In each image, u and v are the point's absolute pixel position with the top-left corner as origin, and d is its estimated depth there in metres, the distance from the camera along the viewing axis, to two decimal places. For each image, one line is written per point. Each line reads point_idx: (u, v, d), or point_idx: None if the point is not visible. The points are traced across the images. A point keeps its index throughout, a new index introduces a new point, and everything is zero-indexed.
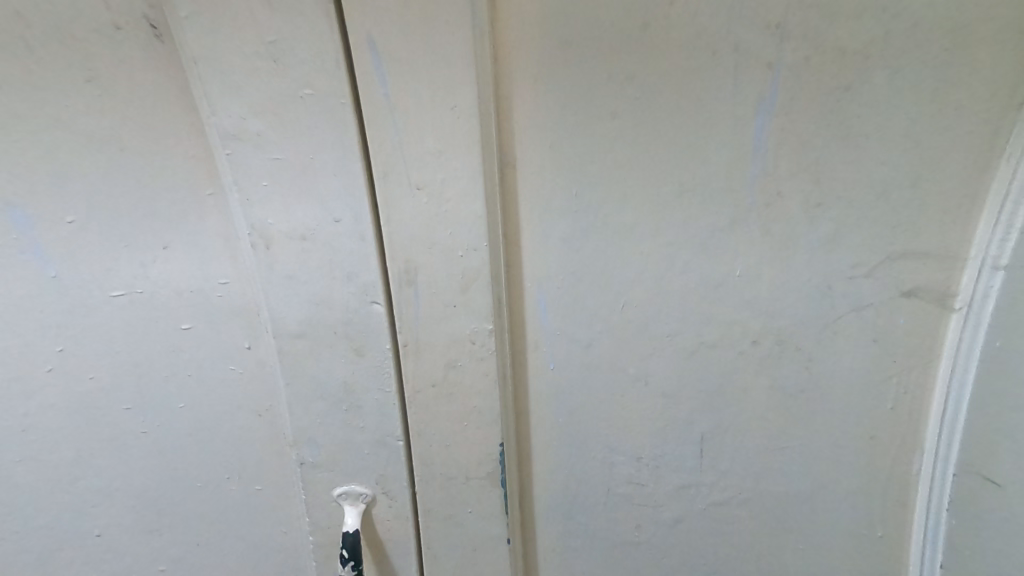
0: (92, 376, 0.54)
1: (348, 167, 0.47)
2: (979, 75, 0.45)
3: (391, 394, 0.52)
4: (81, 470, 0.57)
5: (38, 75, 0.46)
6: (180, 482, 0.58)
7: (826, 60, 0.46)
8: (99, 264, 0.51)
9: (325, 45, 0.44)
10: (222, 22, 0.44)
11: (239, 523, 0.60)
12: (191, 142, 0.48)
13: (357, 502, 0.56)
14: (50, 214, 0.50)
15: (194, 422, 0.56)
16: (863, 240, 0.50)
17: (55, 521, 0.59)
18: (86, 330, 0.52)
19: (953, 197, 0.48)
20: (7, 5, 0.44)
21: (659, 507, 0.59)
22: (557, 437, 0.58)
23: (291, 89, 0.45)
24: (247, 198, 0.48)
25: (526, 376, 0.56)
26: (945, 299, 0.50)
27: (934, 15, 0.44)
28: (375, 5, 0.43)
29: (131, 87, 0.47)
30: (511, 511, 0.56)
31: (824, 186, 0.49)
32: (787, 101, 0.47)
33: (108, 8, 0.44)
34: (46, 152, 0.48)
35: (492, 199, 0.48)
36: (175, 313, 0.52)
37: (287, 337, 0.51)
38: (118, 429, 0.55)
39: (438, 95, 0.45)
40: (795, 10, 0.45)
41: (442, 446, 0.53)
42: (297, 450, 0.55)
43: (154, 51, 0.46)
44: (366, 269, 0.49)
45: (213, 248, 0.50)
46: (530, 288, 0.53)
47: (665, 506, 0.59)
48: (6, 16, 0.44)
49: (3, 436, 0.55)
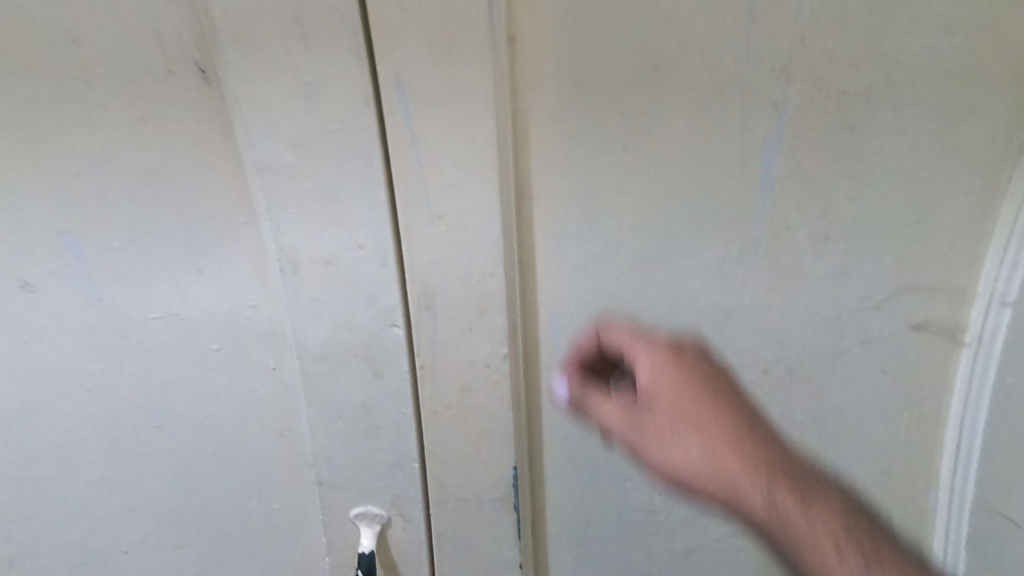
0: (128, 396, 0.57)
1: (373, 196, 0.49)
2: (980, 118, 0.48)
3: (409, 416, 0.54)
4: (113, 486, 0.60)
5: (96, 114, 0.50)
6: (205, 501, 0.61)
7: (829, 101, 0.49)
8: (138, 288, 0.54)
9: (355, 82, 0.47)
10: (263, 63, 0.47)
11: (257, 544, 0.63)
12: (229, 174, 0.51)
13: (373, 523, 0.58)
14: (97, 241, 0.53)
15: (220, 443, 0.58)
16: (871, 273, 0.53)
17: (85, 537, 0.62)
18: (125, 351, 0.56)
19: (956, 230, 0.51)
20: (74, 55, 0.48)
21: (674, 536, 0.59)
22: (562, 471, 0.58)
23: (322, 124, 0.48)
24: (278, 225, 0.51)
25: (539, 408, 0.57)
26: (955, 334, 0.53)
27: (934, 59, 0.47)
28: (403, 49, 0.46)
29: (179, 124, 0.50)
30: (523, 535, 0.58)
31: (830, 220, 0.52)
32: (794, 138, 0.50)
33: (161, 54, 0.48)
34: (96, 180, 0.52)
35: (509, 228, 0.51)
36: (206, 335, 0.55)
37: (311, 358, 0.53)
38: (149, 448, 0.59)
39: (459, 129, 0.48)
40: (798, 55, 0.48)
41: (457, 468, 0.56)
42: (317, 470, 0.57)
43: (201, 92, 0.49)
44: (387, 293, 0.51)
45: (245, 273, 0.53)
46: (544, 312, 0.56)
47: (680, 537, 0.59)
48: (73, 65, 0.49)
49: (44, 452, 0.59)
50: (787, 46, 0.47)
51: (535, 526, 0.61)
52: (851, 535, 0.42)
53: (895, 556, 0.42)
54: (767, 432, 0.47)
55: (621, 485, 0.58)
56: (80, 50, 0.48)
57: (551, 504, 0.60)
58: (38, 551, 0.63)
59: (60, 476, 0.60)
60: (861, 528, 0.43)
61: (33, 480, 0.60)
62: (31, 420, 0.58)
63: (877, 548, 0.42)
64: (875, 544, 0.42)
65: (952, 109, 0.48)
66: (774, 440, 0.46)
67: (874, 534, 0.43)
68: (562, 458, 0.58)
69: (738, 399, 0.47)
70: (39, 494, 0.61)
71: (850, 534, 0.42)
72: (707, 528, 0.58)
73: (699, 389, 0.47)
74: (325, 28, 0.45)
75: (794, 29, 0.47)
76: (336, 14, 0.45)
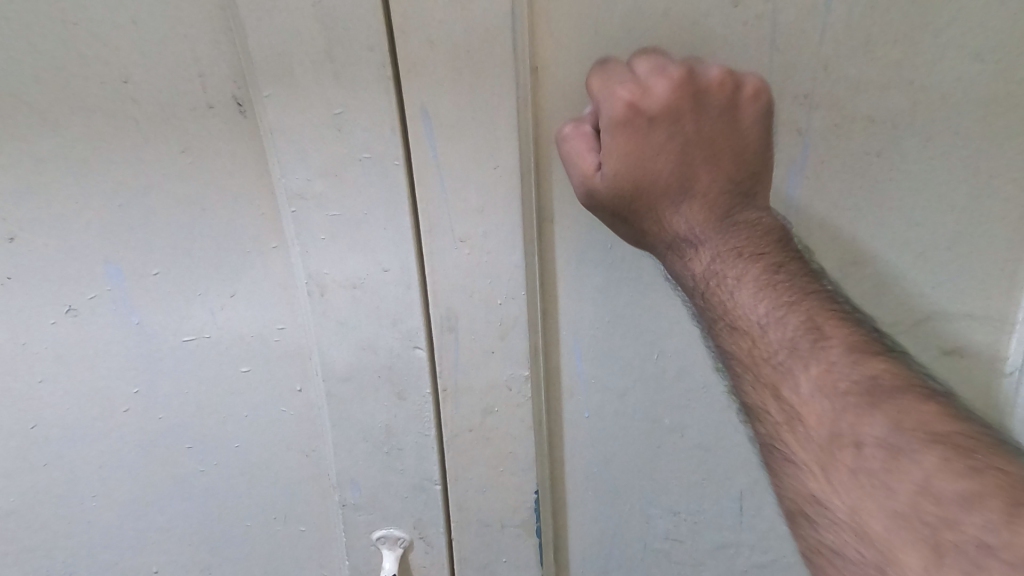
0: (161, 417, 0.60)
1: (398, 222, 0.50)
2: (1015, 146, 0.47)
3: (431, 437, 0.57)
4: (146, 506, 0.64)
5: (135, 146, 0.51)
6: (235, 522, 0.65)
7: (855, 127, 0.49)
8: (175, 312, 0.56)
9: (384, 113, 0.47)
10: (296, 96, 0.47)
11: (287, 562, 0.67)
12: (262, 202, 0.53)
13: (395, 546, 0.61)
14: (138, 266, 0.55)
15: (249, 463, 0.62)
16: (901, 299, 0.53)
17: (118, 557, 0.66)
18: (160, 372, 0.58)
19: (992, 256, 0.51)
20: (123, 92, 0.49)
21: (698, 567, 0.62)
22: (587, 491, 0.61)
23: (350, 152, 0.49)
24: (306, 249, 0.52)
25: (561, 429, 0.59)
26: (996, 363, 0.54)
27: (964, 85, 0.46)
28: (428, 80, 0.46)
29: (215, 154, 0.51)
30: (546, 557, 0.62)
31: (858, 245, 0.52)
32: (819, 164, 0.50)
33: (201, 89, 0.49)
34: (130, 211, 0.53)
35: (531, 253, 0.51)
36: (236, 358, 0.58)
37: (337, 380, 0.55)
38: (181, 468, 0.62)
39: (482, 156, 0.48)
40: (822, 82, 0.47)
41: (479, 491, 0.58)
42: (341, 492, 0.60)
43: (237, 124, 0.50)
44: (410, 316, 0.53)
45: (273, 297, 0.55)
46: (565, 335, 0.55)
47: (705, 566, 0.62)
48: (122, 102, 0.50)
49: (83, 473, 0.62)
50: (810, 74, 0.47)
51: (556, 541, 0.64)
52: (718, 243, 0.46)
53: (756, 254, 0.46)
54: (693, 161, 0.46)
55: (647, 510, 0.60)
56: (130, 88, 0.49)
57: (573, 521, 0.63)
58: (71, 571, 0.67)
59: (99, 496, 0.63)
60: (741, 235, 0.47)
61: (73, 499, 0.63)
62: (72, 442, 0.61)
63: (739, 252, 0.46)
64: (741, 247, 0.46)
65: (985, 137, 0.48)
66: (695, 168, 0.46)
67: (749, 237, 0.46)
68: (585, 481, 0.60)
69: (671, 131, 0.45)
70: (74, 515, 0.64)
71: (717, 243, 0.47)
72: (733, 556, 0.61)
73: (627, 149, 0.45)
74: (356, 61, 0.46)
75: (817, 59, 0.47)
76: (367, 50, 0.45)
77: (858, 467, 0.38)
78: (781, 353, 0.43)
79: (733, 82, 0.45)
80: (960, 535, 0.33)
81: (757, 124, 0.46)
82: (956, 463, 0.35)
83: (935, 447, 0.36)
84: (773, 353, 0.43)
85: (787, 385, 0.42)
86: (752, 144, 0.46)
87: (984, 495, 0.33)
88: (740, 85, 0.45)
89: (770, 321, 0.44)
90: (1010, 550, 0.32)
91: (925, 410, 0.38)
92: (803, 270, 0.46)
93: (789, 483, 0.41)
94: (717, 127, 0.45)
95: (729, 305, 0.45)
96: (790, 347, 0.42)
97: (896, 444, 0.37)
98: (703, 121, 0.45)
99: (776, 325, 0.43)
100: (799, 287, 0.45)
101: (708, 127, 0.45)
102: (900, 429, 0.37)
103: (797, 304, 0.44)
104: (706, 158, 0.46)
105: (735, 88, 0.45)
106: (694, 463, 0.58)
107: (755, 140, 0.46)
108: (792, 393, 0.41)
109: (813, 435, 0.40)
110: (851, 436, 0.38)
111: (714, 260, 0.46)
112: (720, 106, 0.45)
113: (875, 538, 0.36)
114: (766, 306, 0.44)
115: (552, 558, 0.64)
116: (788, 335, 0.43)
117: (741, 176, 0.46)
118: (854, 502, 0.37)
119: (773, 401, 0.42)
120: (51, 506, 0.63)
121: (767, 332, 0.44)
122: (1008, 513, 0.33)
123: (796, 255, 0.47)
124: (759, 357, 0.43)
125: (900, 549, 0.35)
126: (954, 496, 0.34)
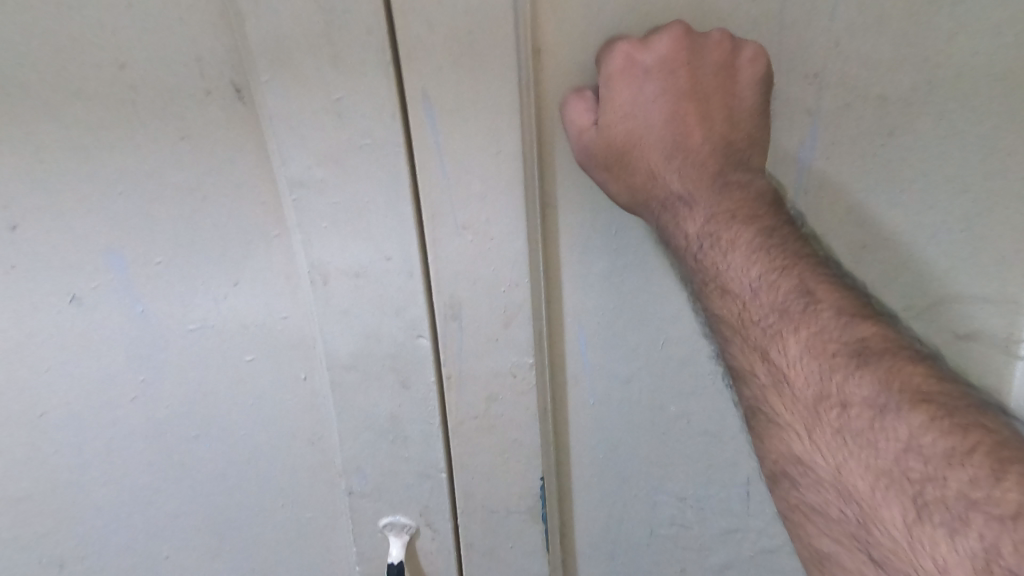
0: (168, 403, 0.60)
1: (400, 210, 0.50)
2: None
3: (435, 424, 0.57)
4: (155, 492, 0.64)
5: (133, 134, 0.51)
6: (244, 508, 0.65)
7: (865, 107, 0.47)
8: (178, 301, 0.56)
9: (382, 98, 0.46)
10: (294, 83, 0.46)
11: (296, 548, 0.68)
12: (262, 191, 0.52)
13: (402, 533, 0.62)
14: (140, 255, 0.55)
15: (257, 449, 0.62)
16: (912, 284, 0.53)
17: (128, 543, 0.67)
18: (166, 360, 0.58)
19: (1006, 237, 0.50)
20: (120, 79, 0.49)
21: (706, 552, 0.63)
22: (593, 476, 0.61)
23: (351, 140, 0.48)
24: (308, 239, 0.51)
25: (567, 414, 0.59)
26: (1009, 345, 0.53)
27: (977, 62, 0.45)
28: (428, 65, 0.45)
29: (214, 142, 0.51)
30: (552, 542, 0.62)
31: (868, 229, 0.51)
32: (828, 145, 0.49)
33: (199, 76, 0.48)
34: (130, 201, 0.53)
35: (535, 240, 0.51)
36: (240, 346, 0.58)
37: (342, 369, 0.55)
38: (188, 454, 0.62)
39: (484, 142, 0.47)
40: (832, 61, 0.46)
41: (485, 477, 0.58)
42: (347, 479, 0.60)
43: (236, 111, 0.49)
44: (414, 304, 0.52)
45: (277, 286, 0.55)
46: (569, 322, 0.55)
47: (712, 552, 0.63)
48: (119, 89, 0.49)
49: (92, 460, 0.62)
50: (819, 53, 0.46)
51: (562, 526, 0.64)
52: (712, 206, 0.47)
53: (751, 216, 0.47)
54: (688, 124, 0.48)
55: (653, 497, 0.61)
56: (128, 75, 0.48)
57: (579, 506, 0.63)
58: (82, 557, 0.68)
59: (109, 483, 0.64)
60: (732, 196, 0.48)
61: (82, 486, 0.64)
62: (80, 429, 0.61)
63: (732, 215, 0.47)
64: (735, 209, 0.47)
65: (999, 116, 0.47)
66: (689, 128, 0.48)
67: (741, 199, 0.47)
68: (592, 465, 0.61)
69: (667, 88, 0.47)
70: (83, 501, 0.64)
71: (711, 204, 0.48)
72: (740, 542, 0.62)
73: (625, 103, 0.46)
74: (355, 46, 0.45)
75: (826, 37, 0.46)
76: (366, 34, 0.44)
77: (843, 427, 0.40)
78: (772, 316, 0.44)
79: (733, 44, 0.45)
80: (943, 490, 0.35)
81: (754, 86, 0.46)
82: (942, 422, 0.36)
83: (921, 407, 0.37)
84: (763, 316, 0.44)
85: (775, 348, 0.43)
86: (749, 109, 0.47)
87: (967, 452, 0.35)
88: (739, 49, 0.45)
89: (761, 285, 0.45)
90: (993, 503, 0.33)
91: (912, 372, 0.39)
92: (795, 235, 0.47)
93: (772, 442, 0.44)
94: (712, 83, 0.47)
95: (721, 268, 0.46)
96: (780, 310, 0.44)
97: (882, 403, 0.38)
98: (701, 81, 0.47)
99: (767, 288, 0.44)
100: (793, 251, 0.45)
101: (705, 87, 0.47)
102: (887, 388, 0.39)
103: (790, 268, 0.45)
104: (700, 123, 0.48)
105: (735, 47, 0.45)
106: (701, 447, 0.58)
107: (751, 100, 0.47)
108: (780, 356, 0.43)
109: (800, 396, 0.42)
110: (838, 397, 0.40)
111: (707, 222, 0.47)
112: (717, 67, 0.46)
113: (860, 493, 0.38)
114: (758, 271, 0.45)
115: (559, 543, 0.64)
116: (779, 299, 0.44)
117: (734, 141, 0.48)
118: (839, 461, 0.40)
119: (761, 364, 0.44)
120: (61, 495, 0.64)
121: (759, 296, 0.45)
122: (992, 469, 0.34)
123: (790, 220, 0.47)
124: (748, 321, 0.45)
125: (884, 504, 0.37)
126: (938, 452, 0.36)
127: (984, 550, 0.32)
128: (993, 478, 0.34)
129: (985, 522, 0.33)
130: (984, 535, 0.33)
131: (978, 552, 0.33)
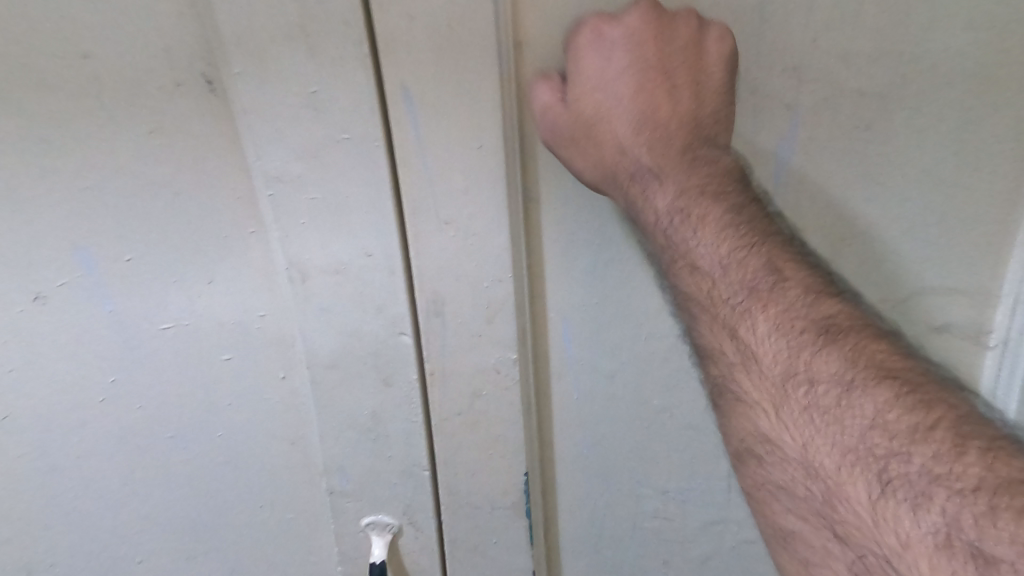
0: (140, 404, 0.59)
1: (381, 207, 0.49)
2: (1004, 114, 0.47)
3: (418, 421, 0.56)
4: (128, 496, 0.63)
5: (101, 129, 0.49)
6: (221, 510, 0.64)
7: (843, 100, 0.48)
8: (149, 299, 0.55)
9: (362, 91, 0.45)
10: (269, 75, 0.45)
11: (276, 550, 0.67)
12: (238, 187, 0.51)
13: (385, 532, 0.61)
14: (110, 254, 0.53)
15: (234, 450, 0.61)
16: (888, 276, 0.53)
17: (101, 548, 0.66)
18: (137, 360, 0.57)
19: (979, 230, 0.51)
20: (86, 70, 0.47)
21: (688, 544, 0.63)
22: (575, 470, 0.61)
23: (329, 134, 0.47)
24: (286, 235, 0.50)
25: (550, 408, 0.59)
26: (981, 336, 0.54)
27: (952, 55, 0.46)
28: (408, 57, 0.44)
29: (187, 136, 0.49)
30: (535, 538, 0.62)
31: (846, 222, 0.51)
32: (808, 138, 0.49)
33: (169, 67, 0.47)
34: (99, 199, 0.51)
35: (518, 235, 0.50)
36: (216, 345, 0.56)
37: (321, 367, 0.55)
38: (162, 456, 0.61)
39: (466, 136, 0.46)
40: (812, 54, 0.46)
41: (468, 473, 0.58)
42: (328, 479, 0.59)
43: (209, 104, 0.48)
44: (396, 300, 0.52)
45: (254, 284, 0.54)
46: (553, 317, 0.55)
47: (693, 544, 0.63)
48: (85, 82, 0.47)
49: (60, 463, 0.61)
50: (797, 45, 0.46)
51: (545, 521, 0.64)
52: (682, 183, 0.46)
53: (721, 193, 0.46)
54: (658, 104, 0.47)
55: (636, 491, 0.61)
56: (92, 66, 0.47)
57: (561, 501, 0.63)
58: (52, 562, 0.66)
59: (78, 487, 0.62)
60: (702, 173, 0.46)
61: (50, 490, 0.62)
62: (47, 432, 0.59)
63: (703, 191, 0.46)
64: (706, 185, 0.46)
65: (973, 109, 0.47)
66: (660, 105, 0.47)
67: (710, 176, 0.46)
68: (574, 460, 0.61)
69: (635, 63, 0.46)
70: (54, 506, 0.63)
71: (680, 181, 0.46)
72: (722, 533, 0.62)
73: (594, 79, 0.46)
74: (333, 36, 0.43)
75: (805, 31, 0.46)
76: (343, 25, 0.43)
77: (810, 404, 0.39)
78: (741, 294, 0.43)
79: (700, 24, 0.45)
80: (907, 465, 0.35)
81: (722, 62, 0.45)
82: (905, 398, 0.36)
83: (886, 383, 0.37)
84: (731, 295, 0.44)
85: (743, 326, 0.43)
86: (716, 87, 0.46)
87: (930, 427, 0.35)
88: (710, 25, 0.45)
89: (730, 263, 0.44)
90: (954, 478, 0.33)
91: (877, 349, 0.39)
92: (762, 213, 0.46)
93: (739, 420, 0.45)
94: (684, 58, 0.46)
95: (690, 245, 0.45)
96: (749, 288, 0.43)
97: (850, 381, 0.38)
98: (669, 58, 0.46)
99: (735, 267, 0.44)
100: (760, 230, 0.45)
101: (672, 63, 0.46)
102: (853, 366, 0.38)
103: (757, 246, 0.44)
104: (669, 99, 0.47)
105: (701, 28, 0.45)
106: (683, 440, 0.58)
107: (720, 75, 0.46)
108: (749, 333, 0.43)
109: (768, 374, 0.42)
110: (806, 373, 0.40)
111: (676, 199, 0.46)
112: (685, 45, 0.45)
113: (827, 472, 0.38)
114: (726, 248, 0.44)
115: (543, 539, 0.64)
116: (748, 277, 0.43)
117: (702, 122, 0.47)
118: (806, 439, 0.39)
119: (731, 343, 0.44)
120: (27, 499, 0.62)
121: (728, 273, 0.44)
122: (954, 444, 0.34)
123: (756, 197, 0.47)
124: (717, 300, 0.44)
125: (849, 480, 0.37)
126: (903, 429, 0.36)
127: (946, 525, 0.33)
128: (954, 453, 0.34)
129: (947, 497, 0.33)
130: (946, 509, 0.33)
131: (940, 526, 0.33)
